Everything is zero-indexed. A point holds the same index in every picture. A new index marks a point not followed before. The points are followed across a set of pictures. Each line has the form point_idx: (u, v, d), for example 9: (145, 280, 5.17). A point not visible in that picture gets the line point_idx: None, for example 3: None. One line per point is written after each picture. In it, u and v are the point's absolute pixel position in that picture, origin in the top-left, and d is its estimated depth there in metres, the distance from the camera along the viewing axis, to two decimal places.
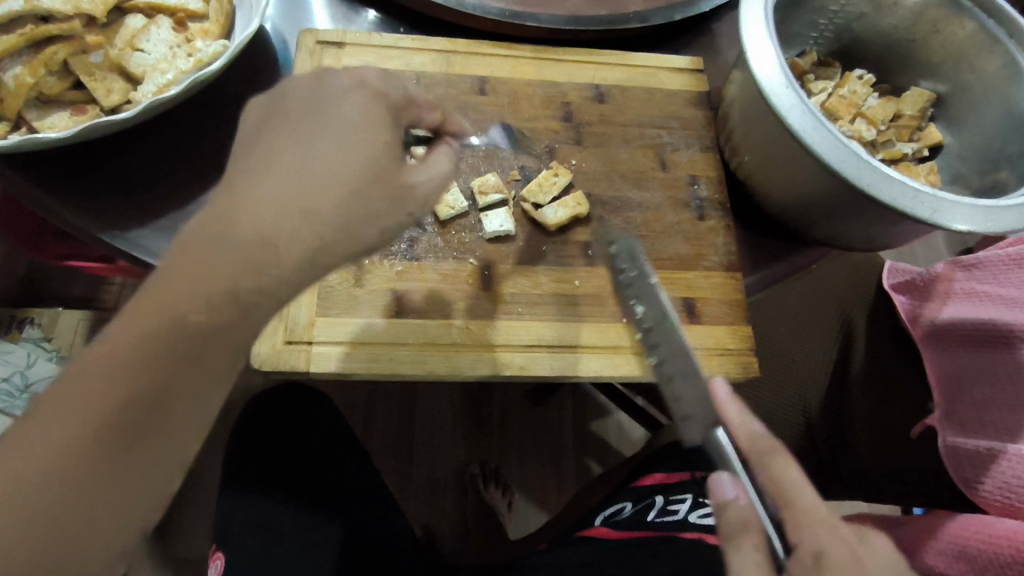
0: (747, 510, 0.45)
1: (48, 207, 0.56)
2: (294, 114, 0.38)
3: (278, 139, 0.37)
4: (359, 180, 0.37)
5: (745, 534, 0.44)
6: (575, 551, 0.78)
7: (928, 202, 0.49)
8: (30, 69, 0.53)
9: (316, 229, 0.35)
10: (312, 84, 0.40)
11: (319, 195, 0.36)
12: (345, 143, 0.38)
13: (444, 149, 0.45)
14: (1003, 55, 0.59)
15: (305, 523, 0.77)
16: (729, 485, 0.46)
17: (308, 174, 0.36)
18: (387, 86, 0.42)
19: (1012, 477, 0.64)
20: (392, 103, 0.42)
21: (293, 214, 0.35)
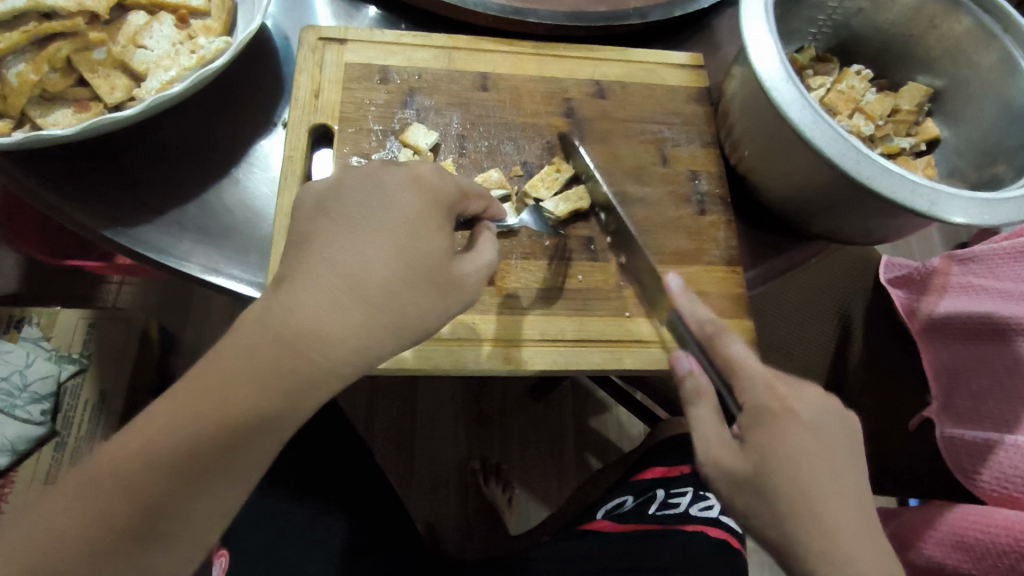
0: (694, 376, 0.52)
1: (54, 205, 0.57)
2: (346, 196, 0.41)
3: (335, 231, 0.40)
4: (410, 274, 0.40)
5: (699, 399, 0.51)
6: (578, 542, 0.78)
7: (927, 195, 0.49)
8: (34, 66, 0.53)
9: (365, 312, 0.38)
10: (368, 178, 0.42)
11: (372, 278, 0.39)
12: (402, 242, 0.40)
13: (485, 234, 0.48)
14: (999, 50, 0.59)
15: (310, 518, 0.77)
16: (683, 359, 0.54)
17: (362, 268, 0.39)
18: (440, 182, 0.44)
19: (1009, 467, 0.65)
20: (444, 198, 0.44)
21: (346, 297, 0.38)
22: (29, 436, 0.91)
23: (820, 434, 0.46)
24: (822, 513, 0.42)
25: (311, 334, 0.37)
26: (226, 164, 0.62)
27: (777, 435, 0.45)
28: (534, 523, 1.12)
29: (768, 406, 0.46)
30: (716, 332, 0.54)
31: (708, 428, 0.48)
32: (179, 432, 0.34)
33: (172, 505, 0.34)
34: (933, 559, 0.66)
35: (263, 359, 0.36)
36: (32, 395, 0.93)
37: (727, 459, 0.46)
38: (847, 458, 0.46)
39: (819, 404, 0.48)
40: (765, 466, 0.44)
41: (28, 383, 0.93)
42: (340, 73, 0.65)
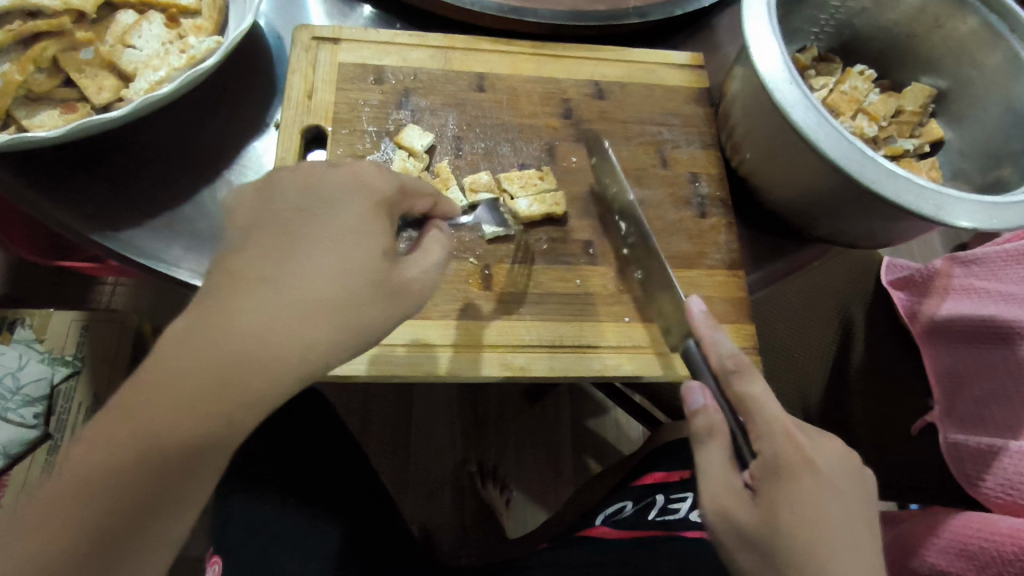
0: (712, 418, 0.47)
1: (39, 207, 0.55)
2: (285, 199, 0.38)
3: (273, 238, 0.36)
4: (361, 282, 0.37)
5: (711, 437, 0.46)
6: (575, 550, 0.77)
7: (933, 199, 0.48)
8: (19, 66, 0.52)
9: (318, 319, 0.35)
10: (305, 178, 0.39)
11: (317, 288, 0.35)
12: (345, 247, 0.37)
13: (434, 234, 0.46)
14: (1005, 50, 0.58)
15: (305, 526, 0.76)
16: (698, 393, 0.48)
17: (306, 274, 0.35)
18: (382, 181, 0.42)
19: (1014, 474, 0.63)
20: (387, 196, 0.41)
21: (283, 309, 0.34)
22: (20, 439, 0.91)
23: (837, 493, 0.44)
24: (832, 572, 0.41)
25: (259, 341, 0.33)
26: (218, 166, 0.61)
27: (795, 493, 0.43)
28: (532, 526, 1.11)
29: (789, 461, 0.44)
30: (739, 368, 0.49)
31: (720, 477, 0.45)
32: (149, 435, 0.31)
33: (149, 517, 0.32)
34: (936, 567, 0.65)
35: (230, 359, 0.32)
36: (24, 398, 0.92)
37: (736, 509, 0.44)
38: (860, 520, 0.44)
39: (835, 462, 0.45)
40: (780, 524, 0.42)
41: (21, 386, 0.92)
42: (334, 73, 0.64)
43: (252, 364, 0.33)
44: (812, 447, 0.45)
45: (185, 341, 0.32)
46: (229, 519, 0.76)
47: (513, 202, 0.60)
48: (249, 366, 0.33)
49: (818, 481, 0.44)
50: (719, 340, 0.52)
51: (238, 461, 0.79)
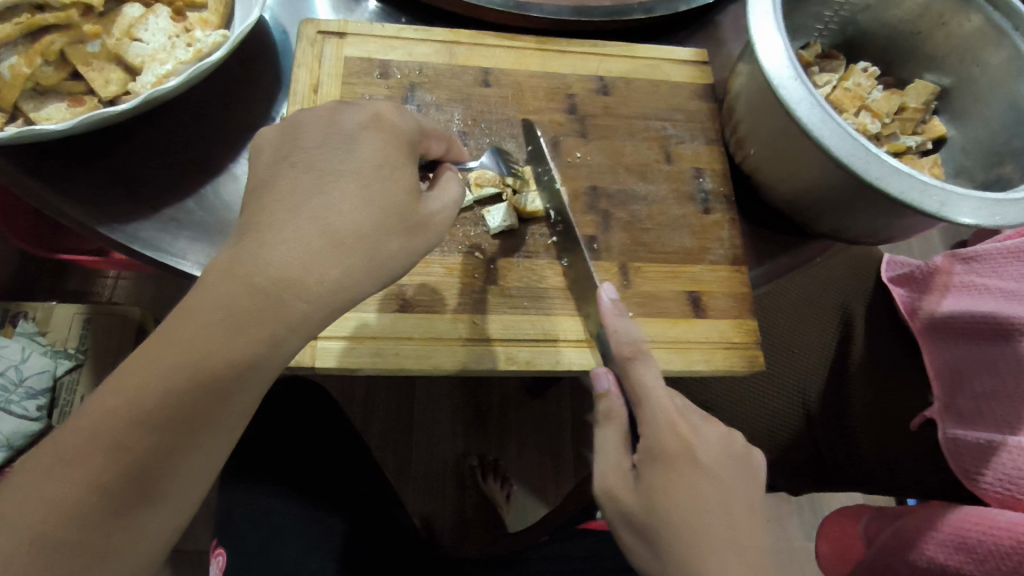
0: (612, 401, 0.50)
1: (46, 199, 0.56)
2: (314, 145, 0.41)
3: (300, 177, 0.39)
4: (382, 216, 0.40)
5: (608, 421, 0.50)
6: (577, 543, 0.79)
7: (937, 196, 0.49)
8: (27, 59, 0.52)
9: (346, 252, 0.38)
10: (326, 118, 0.42)
11: (343, 222, 0.38)
12: (368, 182, 0.40)
13: (449, 174, 0.48)
14: (1009, 48, 0.58)
15: (307, 518, 0.76)
16: (603, 377, 0.51)
17: (333, 210, 0.38)
18: (398, 120, 0.44)
19: (1012, 469, 0.63)
20: (404, 133, 0.44)
21: (319, 239, 0.37)
22: (25, 431, 0.91)
23: (716, 482, 0.45)
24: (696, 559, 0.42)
25: (302, 273, 0.36)
26: (222, 161, 0.61)
27: (667, 477, 0.45)
28: (533, 520, 1.11)
29: (666, 447, 0.45)
30: (635, 355, 0.50)
31: (612, 459, 0.49)
32: (154, 404, 0.33)
33: (158, 482, 0.34)
34: (934, 561, 0.65)
35: (242, 309, 0.35)
36: (28, 390, 0.92)
37: (621, 491, 0.47)
38: (742, 509, 0.44)
39: (716, 445, 0.46)
40: (654, 507, 0.44)
41: (24, 378, 0.92)
42: (339, 67, 0.64)
43: (260, 332, 0.35)
44: (696, 436, 0.46)
45: (206, 305, 0.34)
46: (232, 512, 0.76)
47: (517, 198, 0.61)
48: (253, 335, 0.35)
49: (693, 470, 0.45)
50: (627, 324, 0.51)
51: (238, 456, 0.79)
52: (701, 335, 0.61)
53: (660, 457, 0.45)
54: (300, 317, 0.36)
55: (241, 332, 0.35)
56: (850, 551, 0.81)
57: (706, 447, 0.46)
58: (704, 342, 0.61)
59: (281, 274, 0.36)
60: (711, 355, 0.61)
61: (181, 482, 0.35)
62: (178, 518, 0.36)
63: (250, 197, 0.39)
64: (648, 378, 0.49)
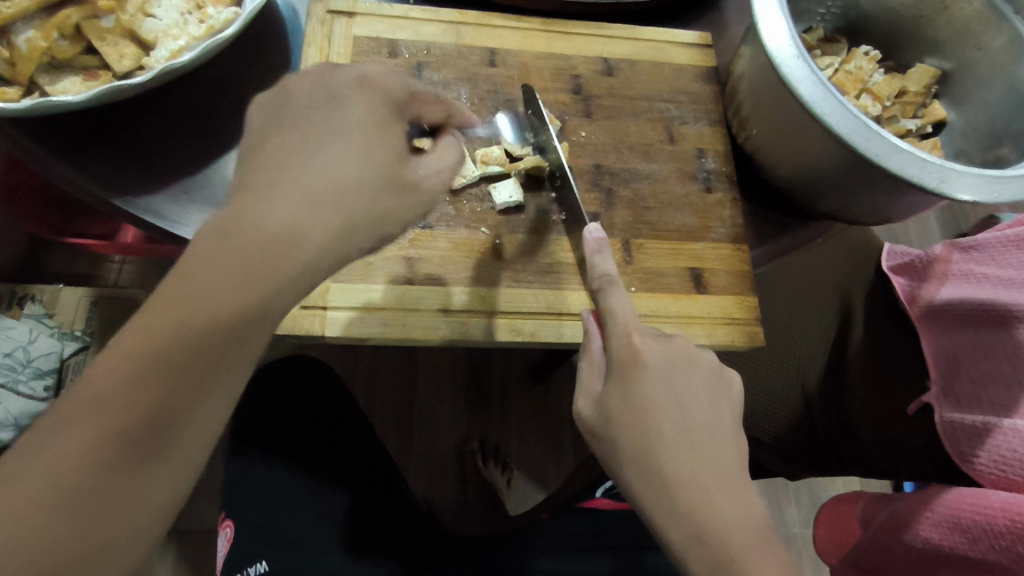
0: (591, 341, 0.51)
1: (56, 170, 0.56)
2: (303, 107, 0.41)
3: (291, 139, 0.39)
4: (373, 180, 0.40)
5: (586, 355, 0.50)
6: (578, 519, 0.80)
7: (937, 172, 0.50)
8: (43, 33, 0.54)
9: (335, 214, 0.38)
10: (316, 79, 0.42)
11: (335, 184, 0.38)
12: (357, 146, 0.40)
13: (448, 138, 0.48)
14: (1009, 31, 0.60)
15: (315, 490, 0.77)
16: (590, 318, 0.52)
17: (322, 173, 0.38)
18: (387, 81, 0.44)
19: (1007, 450, 0.64)
20: (394, 97, 0.43)
21: (305, 200, 0.37)
22: (32, 411, 0.92)
23: (674, 385, 0.45)
24: (660, 464, 0.42)
25: (294, 228, 0.36)
26: (233, 137, 0.62)
27: (631, 389, 0.45)
28: (532, 503, 1.13)
29: (619, 358, 0.46)
30: (604, 286, 0.51)
31: (586, 386, 0.49)
32: (174, 347, 0.33)
33: (173, 430, 0.33)
34: (929, 541, 0.66)
35: (251, 264, 0.35)
36: (35, 370, 0.93)
37: (589, 411, 0.47)
38: (704, 412, 0.45)
39: (678, 360, 0.47)
40: (613, 417, 0.45)
41: (31, 358, 0.93)
42: (348, 46, 0.65)
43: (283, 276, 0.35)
44: (651, 345, 0.47)
45: (214, 263, 0.34)
46: (240, 481, 0.77)
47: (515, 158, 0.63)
48: (262, 279, 0.35)
49: (658, 377, 0.45)
50: (602, 259, 0.52)
51: (248, 433, 0.81)
52: (702, 311, 0.62)
53: (621, 372, 0.46)
54: (305, 265, 0.36)
55: (259, 279, 0.35)
56: (848, 535, 0.82)
57: (666, 362, 0.46)
58: (705, 317, 0.62)
59: (280, 230, 0.36)
60: (710, 330, 0.62)
61: (193, 433, 0.34)
62: (182, 481, 0.34)
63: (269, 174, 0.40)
64: (618, 305, 0.49)
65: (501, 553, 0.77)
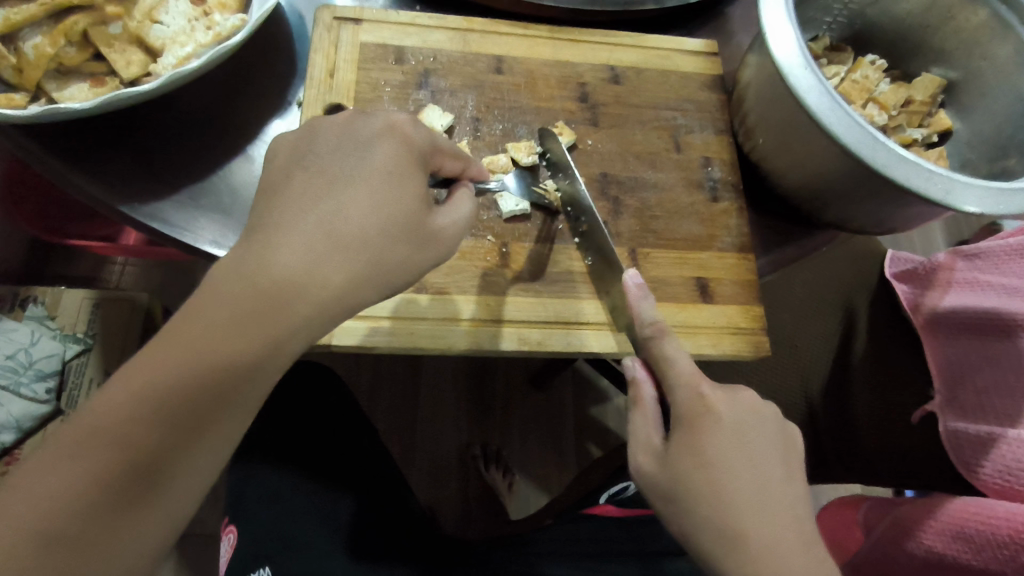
0: (641, 389, 0.50)
1: (63, 175, 0.57)
2: (326, 152, 0.41)
3: (312, 181, 0.40)
4: (389, 226, 0.40)
5: (637, 407, 0.50)
6: (582, 527, 0.80)
7: (942, 183, 0.50)
8: (51, 40, 0.54)
9: (347, 258, 0.38)
10: (342, 129, 0.43)
11: (347, 227, 0.39)
12: (378, 194, 0.40)
13: (464, 190, 0.48)
14: (1014, 41, 0.60)
15: (318, 496, 0.77)
16: (635, 365, 0.51)
17: (341, 218, 0.39)
18: (415, 134, 0.44)
19: (1011, 460, 0.64)
20: (419, 147, 0.44)
21: (323, 242, 0.38)
22: (34, 413, 0.92)
23: (745, 438, 0.46)
24: (728, 509, 0.43)
25: (307, 274, 0.37)
26: (238, 143, 0.62)
27: (700, 443, 0.45)
28: (534, 508, 1.12)
29: (687, 410, 0.46)
30: (656, 334, 0.51)
31: (641, 436, 0.49)
32: (170, 394, 0.34)
33: (167, 468, 0.34)
34: (933, 550, 0.66)
35: (245, 312, 0.36)
36: (37, 372, 0.93)
37: (649, 466, 0.47)
38: (776, 462, 0.46)
39: (745, 411, 0.47)
40: (679, 472, 0.45)
41: (33, 361, 0.93)
42: (355, 53, 0.65)
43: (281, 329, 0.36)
44: (721, 396, 0.47)
45: (231, 287, 0.36)
46: (244, 491, 0.77)
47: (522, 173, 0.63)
48: (270, 309, 0.36)
49: (731, 432, 0.45)
50: (649, 307, 0.52)
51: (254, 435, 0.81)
52: (707, 320, 0.62)
53: (689, 427, 0.46)
54: (302, 321, 0.37)
55: (249, 334, 0.36)
56: (849, 539, 0.82)
57: (735, 414, 0.46)
58: (710, 327, 0.62)
59: (289, 277, 0.37)
60: (716, 340, 0.62)
61: (190, 471, 0.35)
62: (183, 508, 0.35)
63: (280, 185, 0.41)
64: (674, 354, 0.49)
65: (505, 559, 0.77)
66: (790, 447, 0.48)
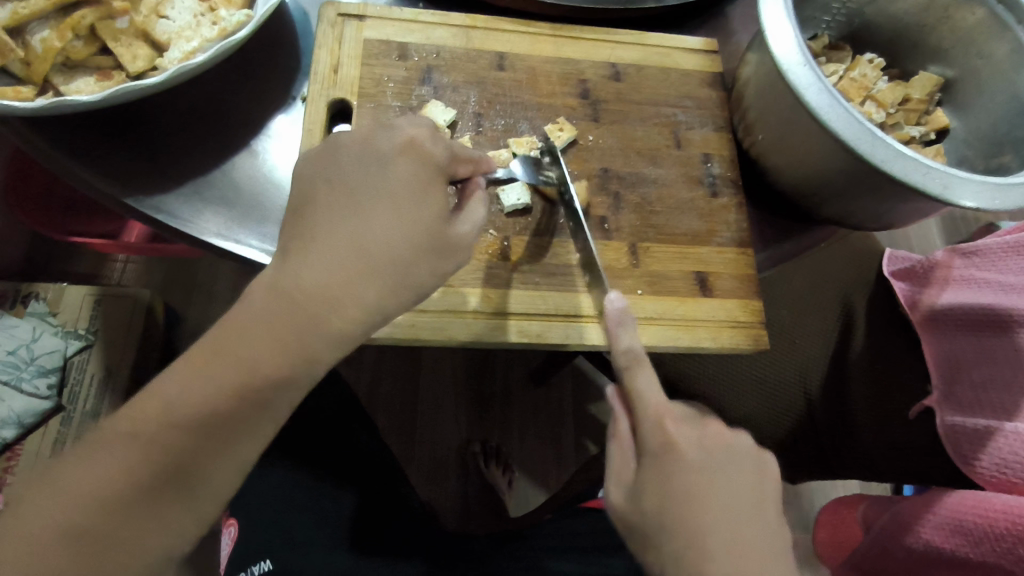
0: (617, 422, 0.51)
1: (70, 169, 0.57)
2: (348, 168, 0.42)
3: (336, 202, 0.40)
4: (414, 242, 0.41)
5: (614, 439, 0.51)
6: (583, 520, 0.81)
7: (940, 179, 0.50)
8: (58, 34, 0.54)
9: (373, 281, 0.39)
10: (362, 141, 0.42)
11: (375, 249, 0.40)
12: (401, 211, 0.41)
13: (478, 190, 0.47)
14: (1011, 41, 0.60)
15: (320, 490, 0.78)
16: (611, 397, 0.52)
17: (366, 240, 0.40)
18: (433, 150, 0.44)
19: (1008, 453, 0.64)
20: (439, 163, 0.43)
21: (350, 264, 0.39)
22: (36, 410, 0.92)
23: (710, 473, 0.47)
24: (693, 540, 0.44)
25: (337, 295, 0.38)
26: (243, 137, 0.62)
27: (664, 479, 0.46)
28: (534, 505, 1.13)
29: (652, 447, 0.48)
30: (631, 365, 0.50)
31: (616, 471, 0.50)
32: (191, 405, 0.36)
33: (191, 463, 0.36)
34: (930, 544, 0.66)
35: (279, 321, 0.37)
36: (38, 368, 0.93)
37: (619, 500, 0.49)
38: (741, 497, 0.47)
39: (709, 447, 0.48)
40: (645, 507, 0.46)
41: (34, 357, 0.94)
42: (359, 49, 0.66)
43: (297, 345, 0.38)
44: (684, 432, 0.48)
45: (255, 294, 0.38)
46: (245, 485, 0.77)
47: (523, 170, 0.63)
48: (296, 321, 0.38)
49: (695, 469, 0.46)
50: (625, 334, 0.52)
51: None
52: (706, 314, 0.63)
53: (654, 465, 0.47)
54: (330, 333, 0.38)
55: (270, 339, 0.37)
56: (849, 539, 0.82)
57: (699, 451, 0.47)
58: (710, 321, 0.63)
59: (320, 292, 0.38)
60: (716, 333, 0.62)
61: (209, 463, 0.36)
62: (202, 493, 0.37)
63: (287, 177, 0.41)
64: (644, 385, 0.49)
65: (505, 552, 0.78)
66: (760, 482, 0.49)
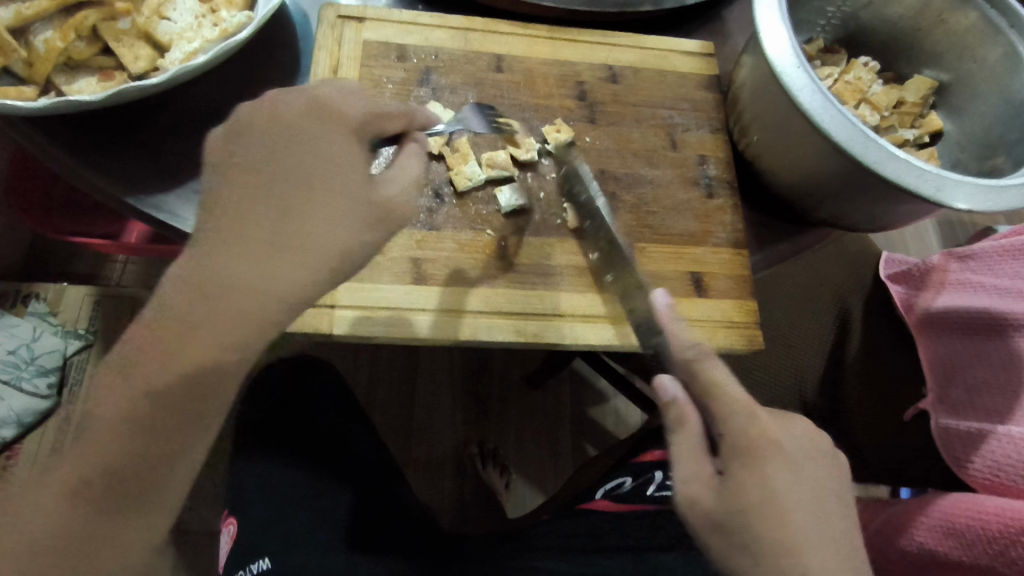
0: (688, 412, 0.45)
1: (71, 167, 0.58)
2: (282, 141, 0.41)
3: (265, 176, 0.40)
4: (356, 215, 0.41)
5: (681, 429, 0.44)
6: (582, 521, 0.79)
7: (933, 181, 0.51)
8: (61, 34, 0.55)
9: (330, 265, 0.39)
10: (305, 117, 0.42)
11: (320, 229, 0.39)
12: (332, 182, 0.41)
13: (413, 147, 0.48)
14: (1004, 45, 0.61)
15: (318, 488, 0.79)
16: (670, 385, 0.46)
17: (319, 220, 0.40)
18: (346, 107, 0.44)
19: (1000, 456, 0.65)
20: (360, 129, 0.44)
21: (305, 244, 0.39)
22: (35, 409, 0.93)
23: (803, 466, 0.44)
24: (795, 534, 0.40)
25: (306, 279, 0.38)
26: None
27: (760, 471, 0.42)
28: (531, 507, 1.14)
29: (744, 437, 0.43)
30: (699, 356, 0.47)
31: (692, 464, 0.43)
32: (169, 395, 0.36)
33: (166, 446, 0.37)
34: (924, 546, 0.66)
35: (249, 312, 0.37)
36: (39, 368, 0.94)
37: (705, 496, 0.42)
38: (826, 494, 0.44)
39: (798, 439, 0.45)
40: (740, 503, 0.41)
41: (35, 356, 0.94)
42: (358, 50, 0.66)
43: (264, 328, 0.37)
44: (775, 422, 0.45)
45: (225, 280, 0.37)
46: (245, 484, 0.78)
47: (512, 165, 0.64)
48: (270, 304, 0.37)
49: (789, 462, 0.43)
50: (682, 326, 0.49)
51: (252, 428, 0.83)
52: (702, 314, 0.63)
53: (746, 457, 0.43)
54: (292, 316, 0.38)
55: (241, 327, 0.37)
56: None
57: (789, 441, 0.44)
58: (705, 321, 0.63)
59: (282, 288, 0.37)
60: (710, 335, 0.63)
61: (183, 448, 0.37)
62: (179, 475, 0.38)
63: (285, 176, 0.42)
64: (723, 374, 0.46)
65: (502, 551, 0.78)
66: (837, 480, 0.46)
